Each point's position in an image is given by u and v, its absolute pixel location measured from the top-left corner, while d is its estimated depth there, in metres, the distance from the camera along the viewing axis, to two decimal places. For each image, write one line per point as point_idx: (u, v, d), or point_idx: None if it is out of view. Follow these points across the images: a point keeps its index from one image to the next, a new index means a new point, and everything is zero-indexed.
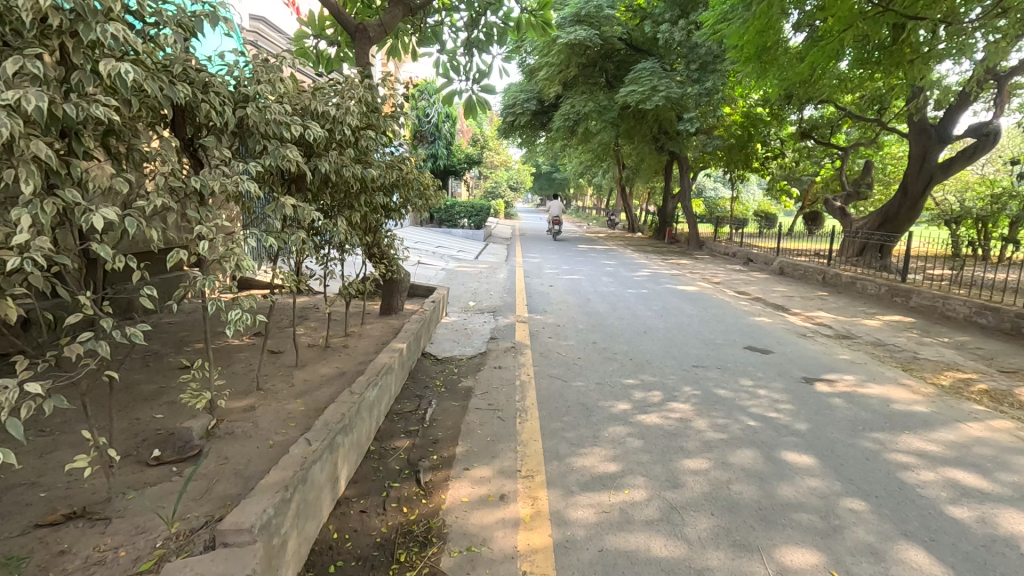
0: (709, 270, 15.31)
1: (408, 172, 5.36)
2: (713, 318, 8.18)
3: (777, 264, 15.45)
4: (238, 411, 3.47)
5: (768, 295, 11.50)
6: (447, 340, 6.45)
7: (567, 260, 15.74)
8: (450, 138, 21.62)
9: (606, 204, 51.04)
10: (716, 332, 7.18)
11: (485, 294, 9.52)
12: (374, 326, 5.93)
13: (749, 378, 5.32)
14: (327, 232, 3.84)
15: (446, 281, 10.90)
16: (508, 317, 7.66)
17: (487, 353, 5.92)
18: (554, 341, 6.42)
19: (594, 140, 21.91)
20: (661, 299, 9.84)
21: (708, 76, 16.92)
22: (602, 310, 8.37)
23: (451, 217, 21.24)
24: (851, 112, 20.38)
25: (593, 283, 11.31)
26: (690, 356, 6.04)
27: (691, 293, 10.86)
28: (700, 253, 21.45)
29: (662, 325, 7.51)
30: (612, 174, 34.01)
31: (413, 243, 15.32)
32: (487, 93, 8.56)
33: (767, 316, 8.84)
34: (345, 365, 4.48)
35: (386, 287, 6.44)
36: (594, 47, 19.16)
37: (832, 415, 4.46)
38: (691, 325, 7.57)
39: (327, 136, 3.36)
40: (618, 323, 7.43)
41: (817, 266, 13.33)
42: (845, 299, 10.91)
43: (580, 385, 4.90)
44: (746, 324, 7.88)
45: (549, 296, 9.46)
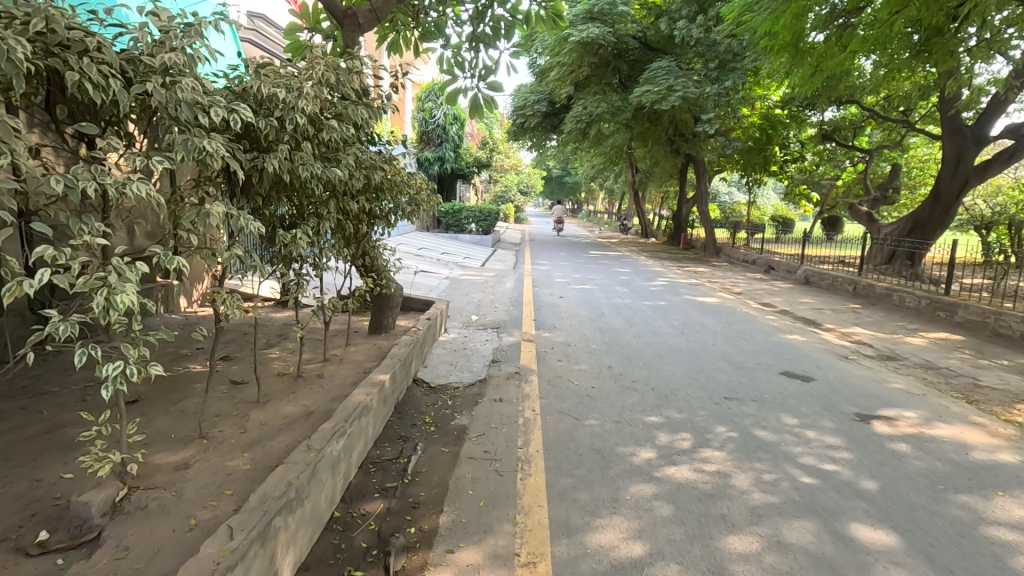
0: (728, 278, 14.49)
1: (398, 175, 4.64)
2: (740, 336, 7.39)
3: (801, 272, 14.57)
4: (166, 471, 2.77)
5: (796, 307, 10.68)
6: (443, 362, 5.72)
7: (578, 267, 14.98)
8: (459, 141, 20.95)
9: (618, 208, 50.12)
10: (747, 354, 6.39)
11: (489, 306, 8.80)
12: (360, 349, 5.22)
13: (793, 414, 4.53)
14: (288, 246, 3.14)
15: (449, 291, 10.20)
16: (513, 334, 6.93)
17: (487, 380, 5.19)
18: (564, 364, 5.68)
19: (606, 143, 21.19)
20: (681, 313, 9.07)
21: (727, 75, 16.12)
22: (618, 325, 7.62)
23: (458, 222, 20.52)
24: (877, 113, 19.51)
25: (606, 294, 10.54)
26: (720, 384, 5.27)
27: (712, 305, 10.07)
28: (717, 260, 20.55)
29: (685, 344, 6.73)
30: (625, 178, 33.18)
31: (416, 249, 14.63)
32: (494, 92, 7.85)
33: (799, 333, 8.04)
34: (315, 402, 3.78)
35: (375, 302, 5.73)
36: (608, 46, 18.44)
37: (902, 468, 3.68)
38: (717, 344, 6.79)
39: (276, 125, 2.65)
40: (635, 342, 6.66)
41: (847, 276, 12.47)
42: (880, 313, 10.05)
43: (594, 426, 4.15)
44: (779, 344, 7.09)
45: (559, 309, 8.74)
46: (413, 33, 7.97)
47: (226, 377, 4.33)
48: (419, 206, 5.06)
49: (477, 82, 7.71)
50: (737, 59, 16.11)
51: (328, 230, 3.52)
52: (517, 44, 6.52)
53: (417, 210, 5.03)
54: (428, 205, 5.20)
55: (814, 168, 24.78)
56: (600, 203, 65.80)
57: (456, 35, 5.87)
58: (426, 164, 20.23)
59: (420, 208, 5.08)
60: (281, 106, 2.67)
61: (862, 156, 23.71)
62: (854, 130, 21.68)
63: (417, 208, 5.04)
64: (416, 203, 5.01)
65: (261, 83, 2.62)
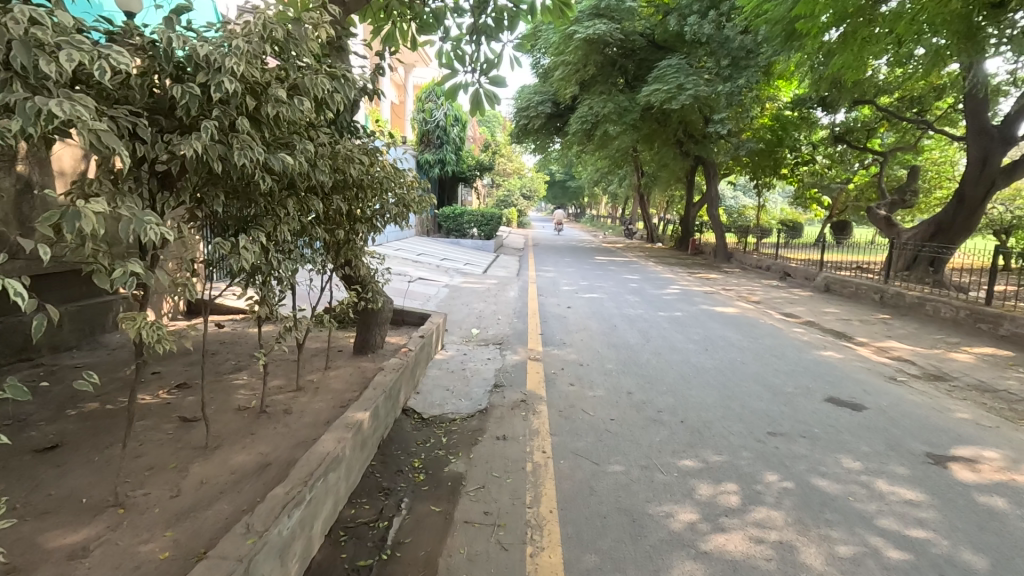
0: (743, 286, 13.76)
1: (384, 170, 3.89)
2: (770, 353, 6.64)
3: (820, 279, 13.82)
4: (52, 564, 2.05)
5: (821, 317, 9.95)
6: (438, 387, 5.00)
7: (584, 274, 14.27)
8: (460, 143, 20.29)
9: (622, 213, 49.38)
10: (782, 376, 5.65)
11: (491, 318, 8.09)
12: (343, 373, 4.52)
13: (852, 456, 3.80)
14: (226, 257, 2.44)
15: (448, 300, 9.51)
16: (517, 351, 6.21)
17: (489, 411, 4.46)
18: (577, 389, 4.95)
19: (612, 146, 20.52)
20: (700, 325, 8.34)
21: (740, 73, 15.41)
22: (633, 341, 6.91)
23: (459, 226, 19.82)
24: (893, 113, 18.82)
25: (617, 304, 9.80)
26: (760, 414, 4.53)
27: (732, 316, 9.33)
28: (729, 265, 19.79)
29: (711, 364, 6.00)
30: (630, 182, 32.44)
31: (415, 255, 13.94)
32: (496, 86, 7.17)
33: (833, 348, 7.29)
34: (274, 450, 3.05)
35: (362, 316, 5.01)
36: (614, 43, 17.77)
37: (1007, 532, 2.95)
38: (748, 364, 6.03)
39: (200, 95, 1.93)
40: (655, 362, 5.93)
41: (871, 284, 11.74)
42: (914, 325, 9.30)
43: (618, 473, 3.42)
44: (814, 362, 6.35)
45: (567, 321, 8.02)
46: (410, 25, 7.30)
47: (175, 413, 3.64)
48: (408, 206, 4.29)
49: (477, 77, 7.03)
50: (751, 57, 15.38)
51: (287, 235, 2.81)
52: (523, 33, 5.84)
53: (408, 209, 4.27)
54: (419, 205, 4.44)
55: (825, 171, 24.07)
56: (602, 208, 65.04)
57: (455, 24, 5.20)
58: (426, 167, 19.50)
59: (410, 208, 4.31)
60: (205, 66, 1.94)
61: (875, 159, 23.02)
62: (867, 132, 20.94)
63: (407, 209, 4.27)
64: (405, 203, 4.25)
65: (173, 33, 1.90)
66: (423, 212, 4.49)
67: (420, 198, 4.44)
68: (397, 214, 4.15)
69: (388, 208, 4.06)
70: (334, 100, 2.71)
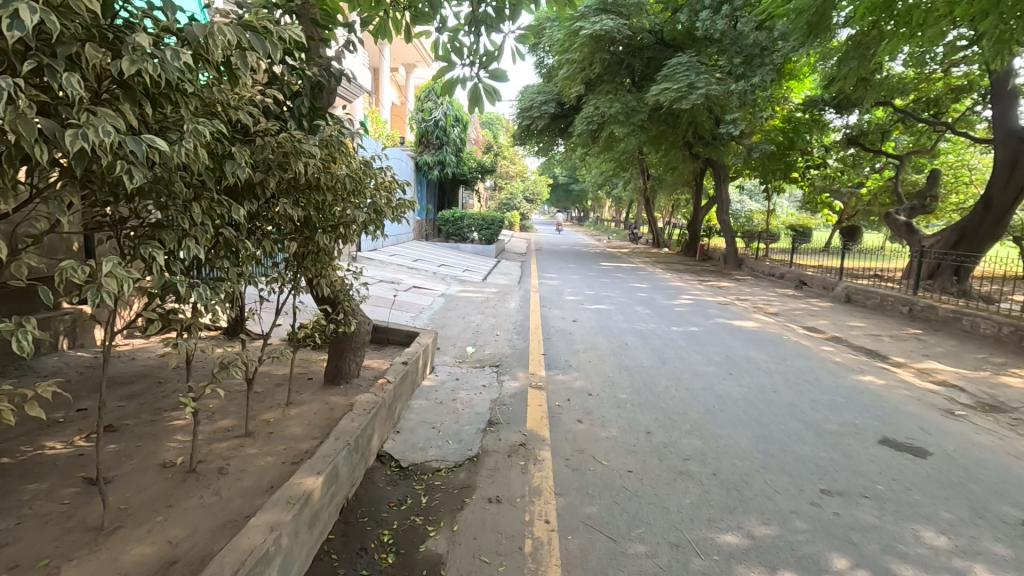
0: (759, 295, 12.98)
1: (349, 169, 3.12)
2: (804, 378, 5.86)
3: (840, 288, 13.02)
4: None
5: (848, 332, 9.18)
6: (423, 424, 4.27)
7: (589, 282, 13.51)
8: (460, 144, 19.58)
9: (625, 217, 48.49)
10: (822, 409, 4.87)
11: (489, 334, 7.35)
12: (305, 412, 3.79)
13: (933, 528, 3.03)
14: (85, 288, 1.64)
15: (444, 311, 8.78)
16: (517, 376, 5.47)
17: (482, 458, 3.72)
18: (586, 429, 4.19)
19: (618, 148, 19.79)
20: (719, 342, 7.59)
21: (754, 71, 14.62)
22: (647, 362, 6.17)
23: (458, 230, 19.07)
24: (912, 114, 18.03)
25: (626, 317, 9.03)
26: (807, 463, 3.75)
27: (752, 331, 8.58)
28: (740, 272, 18.92)
29: (738, 393, 5.22)
30: (634, 186, 31.60)
31: (411, 262, 13.22)
32: (497, 81, 6.43)
33: (871, 371, 6.52)
34: (187, 536, 2.29)
35: (336, 338, 4.27)
36: (621, 40, 17.06)
37: None
38: (781, 394, 5.26)
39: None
40: (676, 391, 5.16)
41: (898, 295, 10.95)
42: (952, 342, 8.49)
43: (643, 555, 2.68)
44: (855, 389, 5.59)
45: (572, 337, 7.29)
46: (404, 15, 6.55)
47: (84, 469, 2.91)
48: (382, 213, 3.51)
49: (475, 71, 6.28)
50: (765, 54, 14.64)
51: (200, 252, 2.06)
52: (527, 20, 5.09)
53: (384, 216, 3.50)
54: (396, 212, 3.66)
55: (838, 174, 23.28)
56: (605, 212, 64.17)
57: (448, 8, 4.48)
58: (425, 169, 18.70)
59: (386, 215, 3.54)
60: None
61: (890, 162, 22.23)
62: (882, 134, 20.07)
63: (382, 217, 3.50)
64: (378, 209, 3.47)
65: None
66: (400, 220, 3.72)
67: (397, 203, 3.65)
68: (367, 223, 3.38)
69: (359, 215, 3.28)
70: (254, 66, 1.98)
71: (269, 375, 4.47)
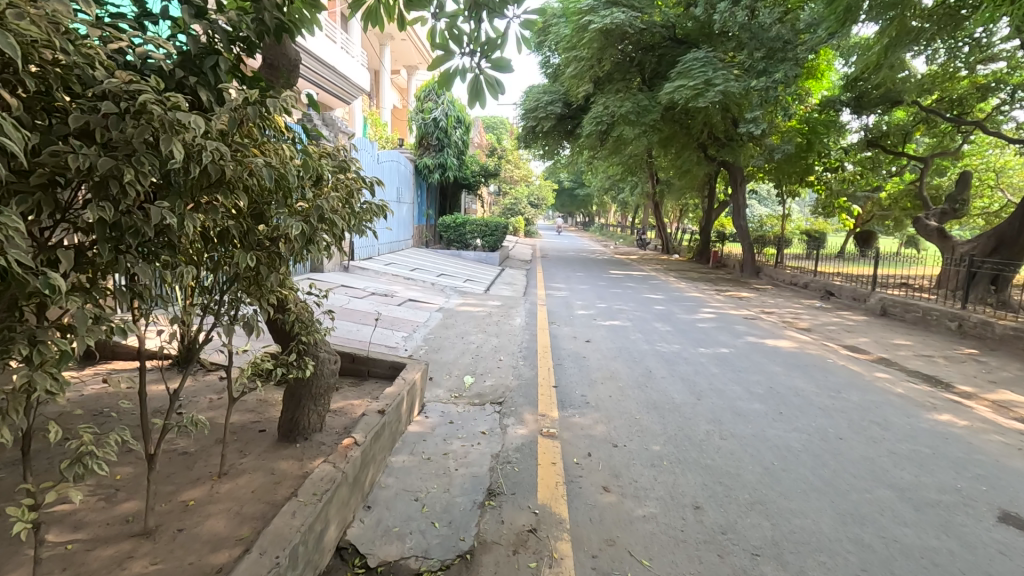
0: (784, 307, 11.97)
1: (279, 157, 2.11)
2: (870, 418, 4.84)
3: (873, 299, 11.96)
4: None
5: (895, 353, 8.16)
6: (403, 495, 3.28)
7: (601, 293, 12.53)
8: (462, 146, 18.67)
9: (633, 222, 47.40)
10: (910, 467, 3.86)
11: (490, 358, 6.39)
12: (240, 489, 2.81)
13: None
14: None
15: (440, 329, 7.82)
16: (523, 419, 4.49)
17: (477, 556, 2.73)
18: (615, 504, 3.23)
19: (627, 150, 18.85)
20: (756, 366, 6.59)
21: (776, 65, 13.64)
22: (679, 397, 5.19)
23: (460, 237, 18.10)
24: (940, 113, 16.98)
25: (645, 336, 8.00)
26: (921, 562, 2.76)
27: (789, 352, 7.58)
28: (758, 281, 17.85)
29: (799, 444, 4.21)
30: (642, 191, 30.57)
31: (409, 272, 12.30)
32: (501, 72, 5.49)
33: (944, 405, 5.51)
34: None
35: (295, 383, 3.33)
36: (631, 36, 16.12)
37: None
38: (851, 444, 4.25)
39: None
40: (721, 442, 4.16)
41: (944, 308, 9.91)
42: (1018, 366, 7.45)
43: None
44: (937, 433, 4.59)
45: (587, 362, 6.31)
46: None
47: None
48: (340, 221, 2.54)
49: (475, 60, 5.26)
50: (788, 49, 13.65)
51: None
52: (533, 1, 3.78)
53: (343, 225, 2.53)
54: (357, 222, 2.72)
55: (856, 178, 22.25)
56: (611, 217, 63.05)
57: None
58: (425, 172, 17.73)
59: (345, 225, 2.56)
60: None
61: (911, 163, 21.16)
62: (904, 135, 19.01)
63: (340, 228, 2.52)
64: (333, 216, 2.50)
65: None
66: (364, 232, 2.81)
67: (358, 210, 2.71)
68: (316, 236, 2.40)
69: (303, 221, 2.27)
70: None
71: (215, 428, 3.58)
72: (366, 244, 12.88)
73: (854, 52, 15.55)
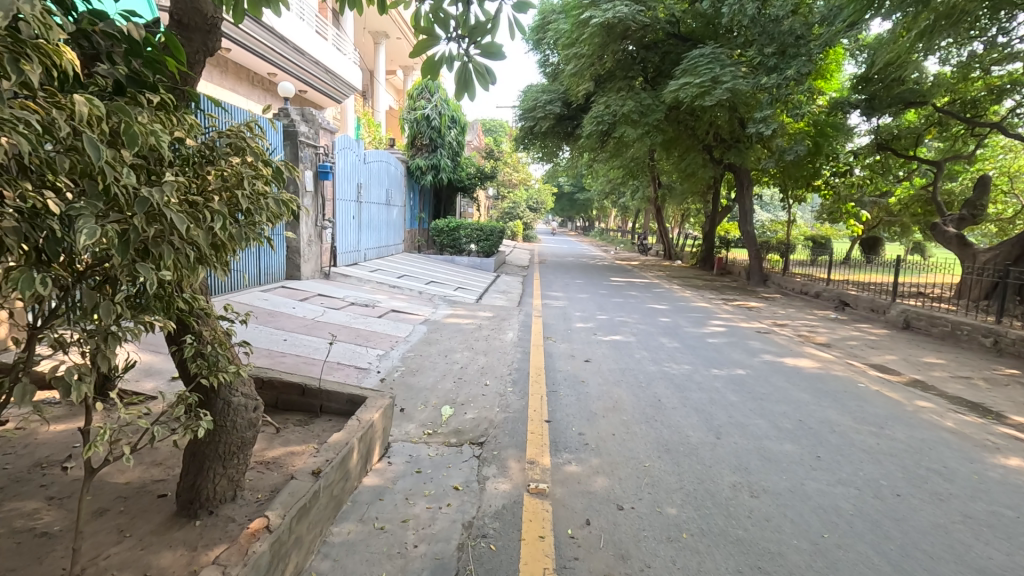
0: (798, 320, 11.11)
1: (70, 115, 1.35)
2: (927, 466, 4.01)
3: (893, 311, 11.13)
4: None
5: (930, 374, 7.30)
6: None
7: (602, 303, 11.69)
8: (456, 147, 17.91)
9: (632, 228, 46.46)
10: (997, 542, 3.04)
11: (473, 381, 5.57)
12: None
13: None
14: None
15: (422, 345, 6.97)
16: (505, 469, 3.67)
17: None
18: None
19: (628, 152, 18.04)
20: (781, 392, 5.74)
21: (789, 62, 12.88)
22: (697, 436, 4.35)
23: (454, 241, 17.20)
24: (956, 114, 16.15)
25: (652, 354, 7.15)
26: None
27: (813, 373, 6.74)
28: (765, 290, 17.01)
29: (850, 505, 3.38)
30: (643, 195, 29.76)
31: (395, 279, 11.45)
32: (493, 59, 4.53)
33: (1009, 445, 4.65)
34: None
35: (198, 440, 2.50)
36: (634, 32, 15.34)
37: None
38: (914, 506, 3.42)
39: None
40: (754, 504, 3.31)
41: (977, 324, 9.05)
42: None
43: None
44: (1013, 486, 3.76)
45: (585, 388, 5.48)
46: None
47: None
48: (206, 223, 1.70)
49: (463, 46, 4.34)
50: (801, 44, 12.91)
51: None
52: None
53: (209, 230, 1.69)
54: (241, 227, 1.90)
55: (864, 184, 21.40)
56: (611, 221, 62.16)
57: None
58: (418, 174, 16.94)
59: (216, 229, 1.72)
60: None
61: (922, 168, 20.32)
62: (915, 139, 18.22)
63: (204, 234, 1.68)
64: (194, 213, 1.68)
65: None
66: (255, 242, 2.00)
67: (244, 206, 1.91)
68: (154, 247, 1.55)
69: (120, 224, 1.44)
70: None
71: (104, 490, 2.79)
72: (351, 249, 12.09)
73: (866, 51, 14.79)
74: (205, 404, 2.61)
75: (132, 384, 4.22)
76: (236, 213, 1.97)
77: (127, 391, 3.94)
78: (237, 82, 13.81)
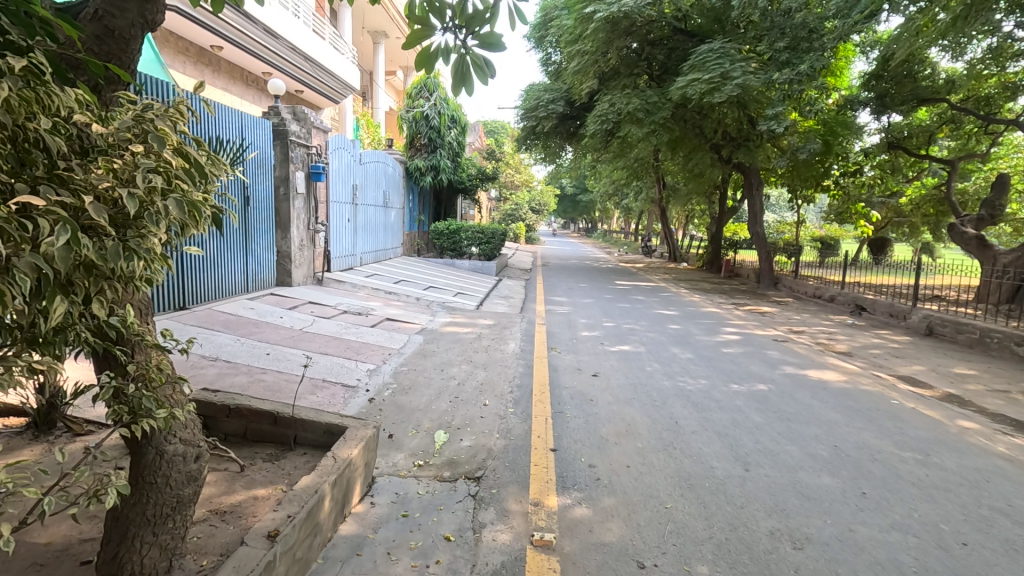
0: (816, 326, 10.54)
1: None
2: (990, 505, 3.48)
3: (916, 316, 10.56)
4: None
5: (967, 388, 6.74)
6: None
7: (609, 308, 11.16)
8: (456, 147, 17.42)
9: (636, 229, 45.85)
10: None
11: (470, 400, 5.05)
12: None
13: None
14: None
15: (416, 358, 6.46)
16: (503, 514, 3.15)
17: None
18: None
19: (632, 152, 17.52)
20: (810, 412, 5.20)
21: (802, 57, 12.34)
22: (724, 468, 3.82)
23: (454, 244, 16.70)
24: (973, 110, 15.58)
25: (665, 367, 6.62)
26: None
27: (842, 388, 6.20)
28: (776, 293, 16.47)
29: (912, 560, 2.85)
30: (647, 196, 29.20)
31: (392, 285, 10.96)
32: (492, 49, 4.04)
33: None
34: None
35: (119, 501, 2.04)
36: (638, 28, 14.84)
37: None
38: (988, 560, 2.88)
39: None
40: (798, 559, 2.80)
41: (1009, 331, 8.48)
42: None
43: None
44: None
45: (594, 408, 4.96)
46: None
47: None
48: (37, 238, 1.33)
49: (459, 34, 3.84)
50: (814, 37, 12.36)
51: None
52: None
53: (58, 247, 1.33)
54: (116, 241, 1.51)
55: (875, 184, 20.84)
56: (614, 221, 61.48)
57: None
58: (417, 175, 16.47)
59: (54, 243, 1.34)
60: None
61: (935, 167, 19.74)
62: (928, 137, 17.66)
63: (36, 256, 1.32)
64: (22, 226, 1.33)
65: None
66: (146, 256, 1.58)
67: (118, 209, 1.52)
68: None
69: None
70: None
71: (17, 555, 2.30)
72: (346, 253, 11.59)
73: (879, 46, 14.24)
74: (135, 455, 2.14)
75: (82, 411, 3.73)
76: (123, 222, 1.59)
77: (72, 421, 3.44)
78: (230, 81, 13.40)
